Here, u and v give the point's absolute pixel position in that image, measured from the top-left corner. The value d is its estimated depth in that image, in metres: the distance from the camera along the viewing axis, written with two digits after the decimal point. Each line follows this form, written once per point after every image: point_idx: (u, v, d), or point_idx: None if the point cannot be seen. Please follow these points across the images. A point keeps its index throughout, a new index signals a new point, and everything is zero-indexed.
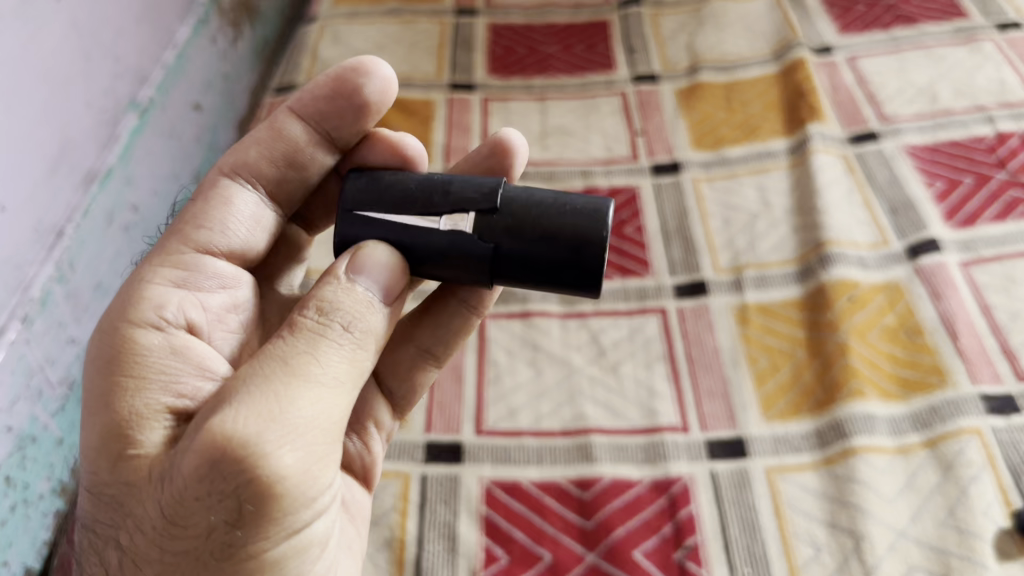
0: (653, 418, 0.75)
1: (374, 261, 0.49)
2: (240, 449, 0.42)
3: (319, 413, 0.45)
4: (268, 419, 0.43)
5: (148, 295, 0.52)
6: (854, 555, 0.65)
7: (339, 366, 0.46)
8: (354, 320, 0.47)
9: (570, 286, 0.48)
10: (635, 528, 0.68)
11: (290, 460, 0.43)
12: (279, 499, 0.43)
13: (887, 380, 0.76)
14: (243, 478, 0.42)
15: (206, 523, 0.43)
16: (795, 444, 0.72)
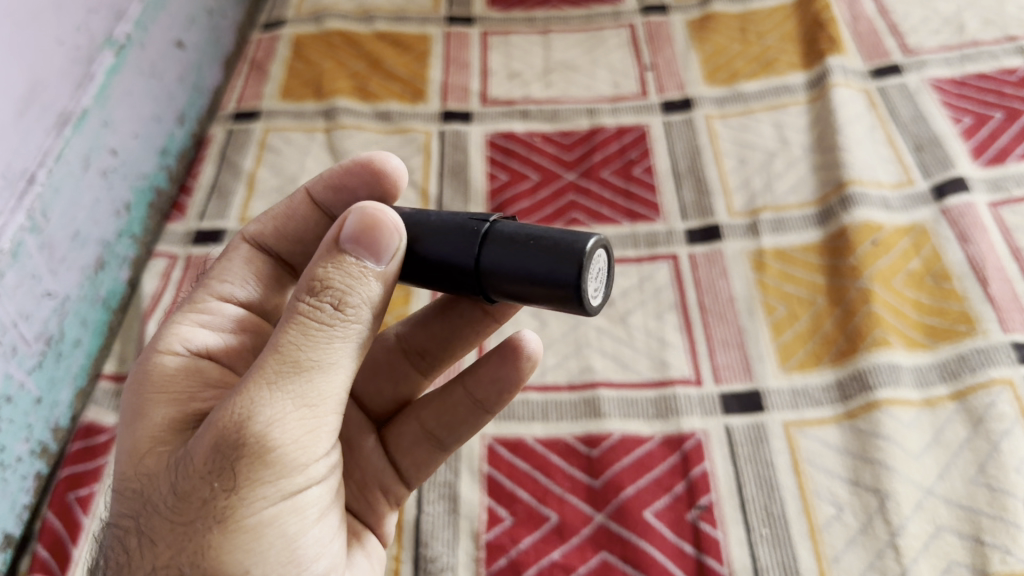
0: (663, 370, 0.71)
1: (360, 228, 0.42)
2: (231, 426, 0.39)
3: (310, 387, 0.40)
4: (258, 404, 0.39)
5: (179, 329, 0.50)
6: (878, 514, 0.60)
7: (334, 343, 0.41)
8: (346, 298, 0.41)
9: (556, 301, 0.41)
10: (646, 486, 0.64)
11: (279, 434, 0.40)
12: (274, 468, 0.40)
13: (911, 328, 0.71)
14: (234, 450, 0.39)
15: (204, 495, 0.40)
16: (815, 397, 0.68)
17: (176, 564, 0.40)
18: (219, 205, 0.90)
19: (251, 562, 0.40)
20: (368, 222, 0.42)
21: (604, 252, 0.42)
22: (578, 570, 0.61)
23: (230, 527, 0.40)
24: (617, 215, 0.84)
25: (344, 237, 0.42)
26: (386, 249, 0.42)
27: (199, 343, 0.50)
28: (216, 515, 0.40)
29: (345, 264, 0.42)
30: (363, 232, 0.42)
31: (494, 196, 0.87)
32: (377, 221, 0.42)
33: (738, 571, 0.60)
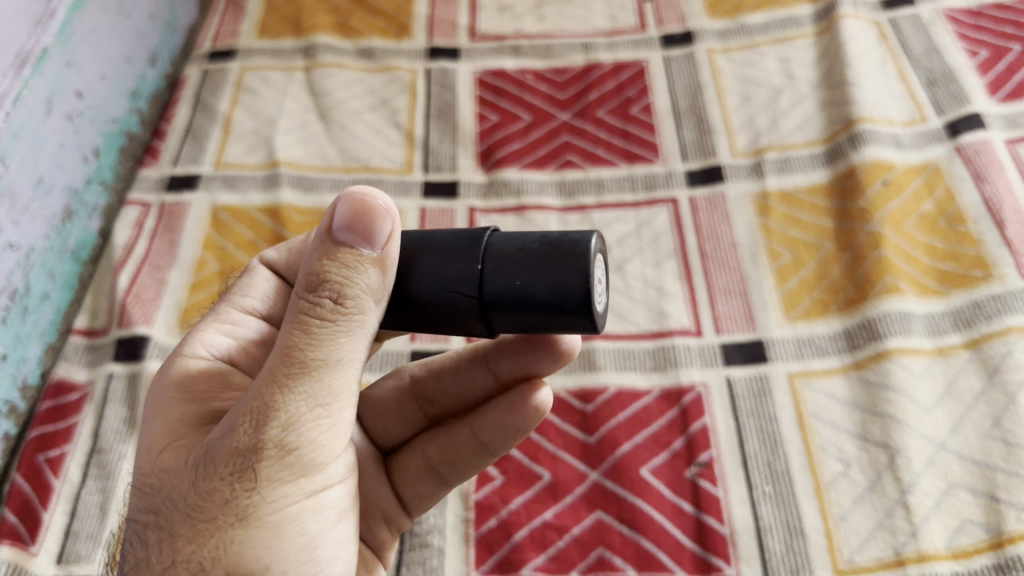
0: (662, 321, 0.68)
1: (348, 213, 0.38)
2: (248, 424, 0.37)
3: (322, 385, 0.37)
4: (271, 404, 0.37)
5: (203, 333, 0.47)
6: (887, 470, 0.57)
7: (342, 340, 0.38)
8: (347, 291, 0.38)
9: (559, 293, 0.37)
10: (642, 442, 0.61)
11: (295, 434, 0.37)
12: (293, 467, 0.38)
13: (923, 273, 0.67)
14: (253, 447, 0.36)
15: (223, 492, 0.37)
16: (822, 347, 0.65)
17: (188, 562, 0.36)
18: (194, 150, 0.85)
19: (271, 559, 0.37)
20: (358, 205, 0.38)
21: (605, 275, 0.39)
22: (572, 531, 0.58)
23: (250, 524, 0.37)
24: (613, 156, 0.79)
25: (336, 226, 0.38)
26: (380, 232, 0.38)
27: (224, 346, 0.47)
28: (235, 512, 0.37)
29: (341, 255, 0.38)
30: (353, 218, 0.38)
31: (484, 138, 0.82)
32: (368, 205, 0.38)
33: (739, 530, 0.57)
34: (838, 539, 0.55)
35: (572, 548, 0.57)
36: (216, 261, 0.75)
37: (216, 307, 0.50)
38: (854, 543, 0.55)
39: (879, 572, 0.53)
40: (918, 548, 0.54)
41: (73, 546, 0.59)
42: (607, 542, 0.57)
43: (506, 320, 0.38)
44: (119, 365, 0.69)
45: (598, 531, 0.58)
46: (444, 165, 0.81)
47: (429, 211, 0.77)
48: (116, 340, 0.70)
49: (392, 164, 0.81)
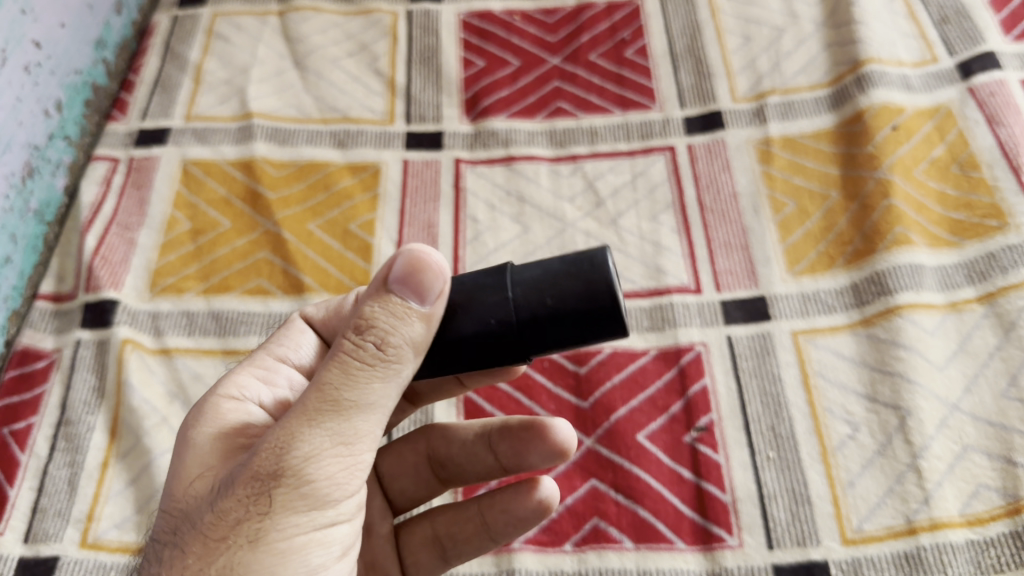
0: (659, 278, 0.64)
1: (405, 274, 0.35)
2: (271, 448, 0.34)
3: (353, 423, 0.35)
4: (298, 432, 0.34)
5: (236, 375, 0.43)
6: (898, 433, 0.54)
7: (377, 385, 0.35)
8: (390, 338, 0.35)
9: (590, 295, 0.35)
10: (639, 406, 0.58)
11: (316, 465, 0.34)
12: (308, 497, 0.34)
13: (934, 224, 0.64)
14: (273, 468, 0.34)
15: (239, 511, 0.34)
16: (828, 303, 0.61)
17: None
18: (163, 102, 0.80)
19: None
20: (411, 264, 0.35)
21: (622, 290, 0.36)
22: (565, 501, 0.55)
23: (259, 547, 0.33)
24: (607, 103, 0.75)
25: (390, 278, 0.36)
26: (431, 288, 0.35)
27: (258, 391, 0.43)
28: (245, 533, 0.33)
29: (389, 303, 0.36)
30: (408, 278, 0.35)
31: (469, 85, 0.77)
32: (421, 264, 0.35)
33: (742, 498, 0.53)
34: (846, 507, 0.52)
35: (565, 519, 0.54)
36: (187, 220, 0.71)
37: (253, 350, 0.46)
38: (863, 511, 0.52)
39: (888, 541, 0.50)
40: (930, 516, 0.51)
41: (40, 524, 0.56)
42: (602, 512, 0.54)
43: (540, 340, 0.35)
44: (86, 331, 0.65)
45: (592, 501, 0.54)
46: (428, 115, 0.76)
47: (412, 162, 0.73)
48: (83, 305, 0.66)
49: (373, 114, 0.76)
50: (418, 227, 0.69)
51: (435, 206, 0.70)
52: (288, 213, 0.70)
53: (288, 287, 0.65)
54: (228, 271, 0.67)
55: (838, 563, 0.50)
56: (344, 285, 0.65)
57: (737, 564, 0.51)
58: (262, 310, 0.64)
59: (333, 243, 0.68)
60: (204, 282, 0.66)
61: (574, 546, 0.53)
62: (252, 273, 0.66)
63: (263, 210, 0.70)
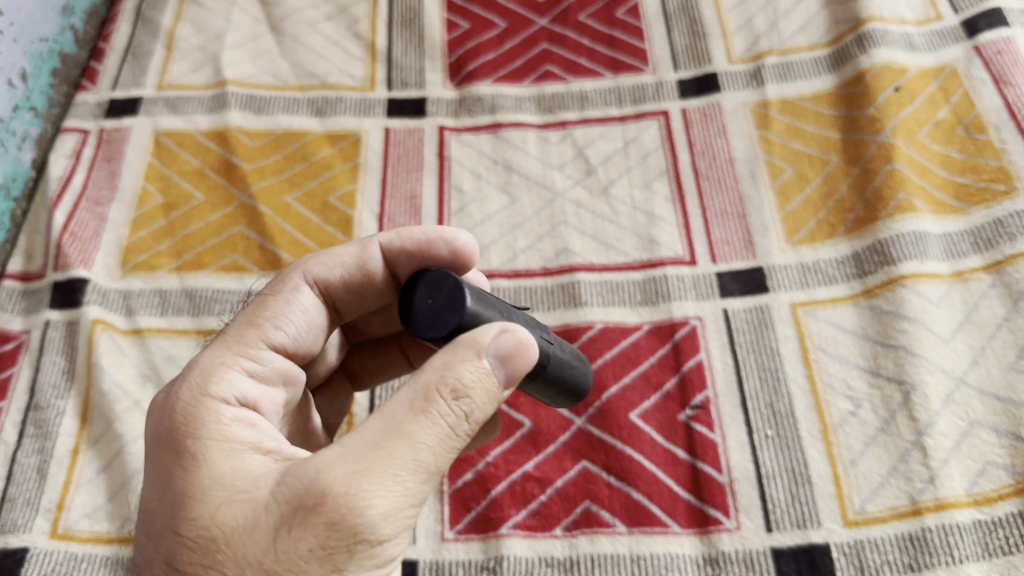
0: (652, 250, 0.61)
1: (507, 368, 0.36)
2: (352, 507, 0.33)
3: (427, 487, 0.35)
4: (383, 495, 0.34)
5: (226, 368, 0.41)
6: (902, 410, 0.52)
7: (452, 456, 0.36)
8: (475, 410, 0.36)
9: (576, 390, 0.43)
10: (631, 383, 0.55)
11: (392, 528, 0.34)
12: (376, 555, 0.35)
13: (939, 188, 0.61)
14: (354, 529, 0.33)
15: (310, 562, 0.33)
16: (828, 274, 0.59)
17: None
18: (134, 70, 0.76)
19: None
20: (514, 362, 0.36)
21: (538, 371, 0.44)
22: (555, 484, 0.52)
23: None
24: (597, 66, 0.71)
25: (495, 354, 0.35)
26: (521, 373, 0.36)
27: (248, 388, 0.41)
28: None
29: (489, 383, 0.35)
30: (503, 368, 0.36)
31: (453, 49, 0.74)
32: (518, 362, 0.36)
33: (739, 478, 0.51)
34: (848, 487, 0.50)
35: (556, 502, 0.52)
36: (160, 193, 0.68)
37: (233, 328, 0.43)
38: (865, 492, 0.50)
39: (892, 522, 0.48)
40: (936, 495, 0.49)
41: (9, 514, 0.53)
42: (594, 495, 0.52)
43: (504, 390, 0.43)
44: (56, 312, 0.62)
45: (584, 483, 0.52)
46: (410, 81, 0.73)
47: (394, 131, 0.70)
48: (52, 285, 0.63)
49: (352, 81, 0.73)
50: (401, 198, 0.66)
51: (418, 176, 0.67)
52: (264, 185, 0.67)
53: (265, 263, 0.62)
54: (203, 247, 0.64)
55: (840, 546, 0.48)
56: None
57: (735, 548, 0.49)
58: (238, 287, 0.62)
59: (311, 216, 0.65)
60: (178, 258, 0.64)
61: (565, 531, 0.51)
62: (228, 248, 0.64)
63: (238, 182, 0.67)
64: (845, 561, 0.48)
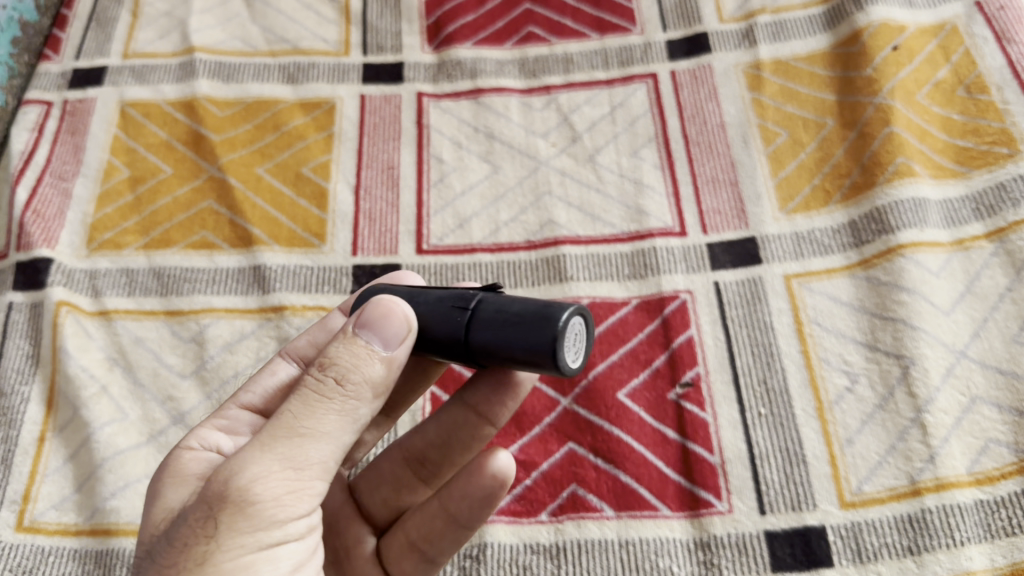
0: (641, 220, 0.59)
1: (378, 326, 0.33)
2: (222, 472, 0.32)
3: (303, 449, 0.32)
4: (254, 453, 0.32)
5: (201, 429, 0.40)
6: (900, 385, 0.50)
7: (332, 416, 0.32)
8: (351, 372, 0.33)
9: (527, 329, 0.31)
10: (619, 361, 0.53)
11: (261, 488, 0.31)
12: (254, 519, 0.31)
13: (938, 152, 0.58)
14: (221, 491, 0.31)
15: (189, 535, 0.32)
16: (824, 244, 0.56)
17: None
18: (99, 37, 0.73)
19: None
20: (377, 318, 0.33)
21: (585, 340, 0.33)
22: (540, 467, 0.50)
23: (205, 568, 0.31)
24: (582, 27, 0.68)
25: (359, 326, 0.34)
26: (394, 336, 0.33)
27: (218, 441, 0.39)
28: (193, 557, 0.31)
29: (353, 345, 0.33)
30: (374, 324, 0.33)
31: (431, 11, 0.71)
32: (386, 318, 0.33)
33: (731, 459, 0.49)
34: (845, 467, 0.48)
35: (541, 487, 0.50)
36: (126, 167, 0.65)
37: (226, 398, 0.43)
38: (863, 472, 0.48)
39: (891, 504, 0.46)
40: (936, 475, 0.47)
41: None
42: (580, 479, 0.50)
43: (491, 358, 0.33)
44: (19, 294, 0.59)
45: (570, 466, 0.50)
46: (387, 44, 0.69)
47: (370, 97, 0.67)
48: (14, 265, 0.60)
49: (326, 46, 0.70)
50: (378, 168, 0.63)
51: (396, 145, 0.64)
52: (234, 157, 0.64)
53: (235, 239, 0.60)
54: (170, 223, 0.61)
55: (836, 529, 0.46)
56: (297, 236, 0.60)
57: (727, 532, 0.47)
58: (207, 266, 0.59)
59: (284, 189, 0.62)
60: (145, 236, 0.61)
61: (551, 516, 0.49)
62: (196, 224, 0.61)
63: (207, 154, 0.64)
64: (842, 545, 0.46)
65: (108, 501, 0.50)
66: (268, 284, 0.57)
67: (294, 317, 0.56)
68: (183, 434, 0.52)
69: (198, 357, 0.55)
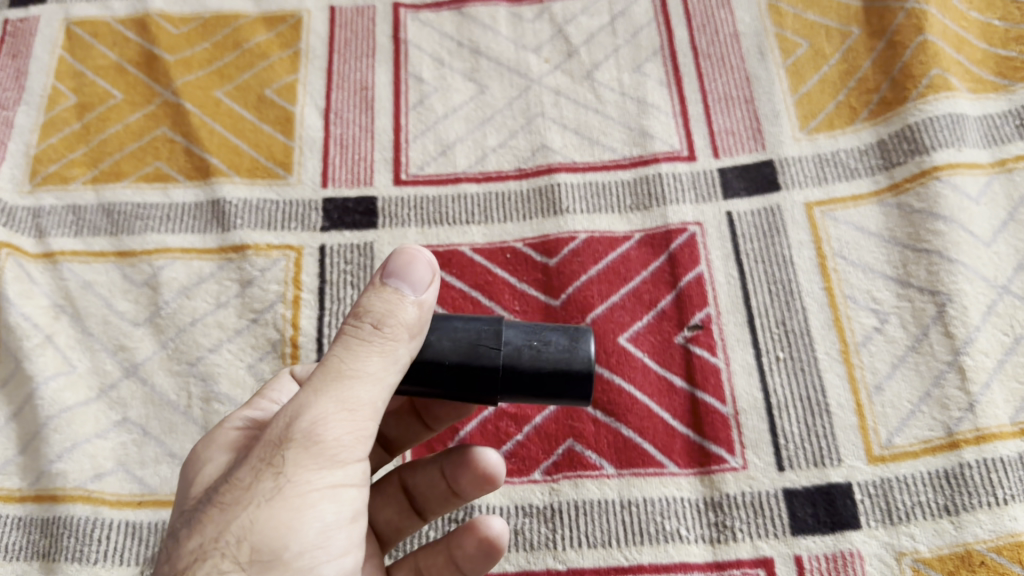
0: (644, 144, 0.53)
1: (401, 269, 0.31)
2: (283, 415, 0.29)
3: (354, 389, 0.29)
4: (308, 395, 0.29)
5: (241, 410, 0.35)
6: (935, 324, 0.44)
7: (375, 357, 0.29)
8: (386, 316, 0.30)
9: (571, 351, 0.31)
10: (620, 302, 0.48)
11: (323, 427, 0.28)
12: (319, 457, 0.28)
13: (978, 63, 0.52)
14: (282, 432, 0.29)
15: (253, 473, 0.29)
16: (849, 167, 0.50)
17: (212, 546, 0.28)
18: None
19: (288, 540, 0.28)
20: (400, 267, 0.31)
21: None
22: (533, 421, 0.45)
23: (276, 504, 0.28)
24: None
25: (384, 275, 0.31)
26: (417, 278, 0.31)
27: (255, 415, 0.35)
28: (260, 492, 0.28)
29: (382, 292, 0.30)
30: (400, 271, 0.31)
31: None
32: (411, 263, 0.31)
33: (745, 410, 0.44)
34: (873, 417, 0.43)
35: (533, 443, 0.44)
36: (72, 93, 0.58)
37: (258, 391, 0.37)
38: (893, 422, 0.43)
39: (925, 458, 0.42)
40: (975, 426, 0.42)
41: None
42: (578, 434, 0.44)
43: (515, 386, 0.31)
44: None
45: (566, 420, 0.45)
46: None
47: (340, 9, 0.59)
48: None
49: None
50: (350, 89, 0.56)
51: (370, 63, 0.57)
52: (190, 79, 0.57)
53: (192, 171, 0.54)
54: (121, 153, 0.55)
55: (863, 487, 0.42)
56: (259, 165, 0.53)
57: (740, 490, 0.42)
58: (162, 201, 0.53)
59: (246, 114, 0.55)
60: (93, 168, 0.55)
61: (545, 474, 0.44)
62: (149, 154, 0.55)
63: (160, 77, 0.58)
64: (870, 504, 0.41)
65: (54, 464, 0.45)
66: (228, 222, 0.52)
67: (257, 258, 0.50)
68: (137, 388, 0.47)
69: (152, 304, 0.49)
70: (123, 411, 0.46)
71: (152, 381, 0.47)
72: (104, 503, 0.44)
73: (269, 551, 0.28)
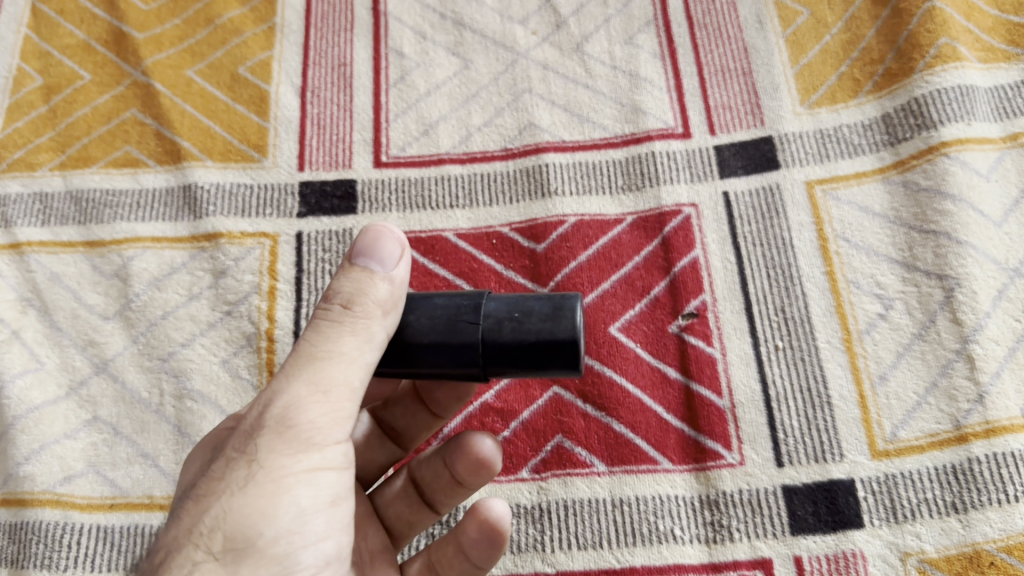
0: (637, 120, 0.50)
1: (367, 246, 0.29)
2: (258, 402, 0.28)
3: (324, 371, 0.27)
4: (280, 381, 0.27)
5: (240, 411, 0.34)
6: (942, 310, 0.42)
7: (347, 337, 0.27)
8: (356, 294, 0.28)
9: (555, 319, 0.27)
10: (611, 289, 0.46)
11: (295, 411, 0.27)
12: (291, 443, 0.27)
13: (987, 31, 0.49)
14: (257, 419, 0.27)
15: (228, 461, 0.27)
16: (852, 143, 0.47)
17: (187, 537, 0.27)
18: None
19: (262, 526, 0.27)
20: (366, 246, 0.29)
21: None
22: (521, 416, 0.43)
23: (250, 491, 0.27)
24: None
25: (353, 257, 0.29)
26: (385, 255, 0.28)
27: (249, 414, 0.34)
28: (232, 480, 0.27)
29: (350, 272, 0.28)
30: (366, 251, 0.29)
31: None
32: (377, 241, 0.29)
33: (743, 403, 0.42)
34: (877, 410, 0.41)
35: (521, 440, 0.42)
36: (38, 74, 0.55)
37: None
38: (898, 414, 0.41)
39: (931, 452, 0.40)
40: (985, 418, 0.40)
41: None
42: (567, 429, 0.42)
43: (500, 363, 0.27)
44: None
45: (555, 414, 0.43)
46: None
47: None
48: None
49: None
50: (328, 66, 0.53)
51: (348, 37, 0.54)
52: (160, 57, 0.54)
53: (163, 155, 0.51)
54: (89, 137, 0.52)
55: (867, 483, 0.40)
56: (232, 148, 0.51)
57: (738, 488, 0.40)
58: (132, 187, 0.51)
59: (218, 94, 0.53)
60: (61, 153, 0.52)
61: (533, 472, 0.42)
62: (118, 138, 0.52)
63: (129, 55, 0.55)
64: (874, 502, 0.39)
65: (21, 467, 0.43)
66: (200, 208, 0.49)
67: (231, 247, 0.48)
68: (107, 385, 0.45)
69: (122, 296, 0.47)
70: (93, 409, 0.45)
71: (123, 377, 0.45)
72: (75, 507, 0.42)
73: (242, 539, 0.26)
